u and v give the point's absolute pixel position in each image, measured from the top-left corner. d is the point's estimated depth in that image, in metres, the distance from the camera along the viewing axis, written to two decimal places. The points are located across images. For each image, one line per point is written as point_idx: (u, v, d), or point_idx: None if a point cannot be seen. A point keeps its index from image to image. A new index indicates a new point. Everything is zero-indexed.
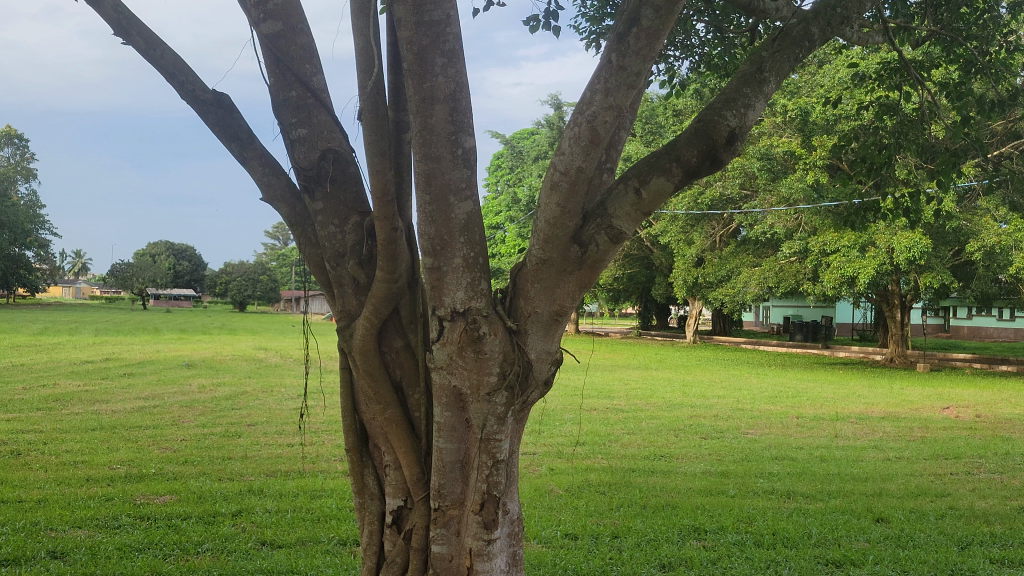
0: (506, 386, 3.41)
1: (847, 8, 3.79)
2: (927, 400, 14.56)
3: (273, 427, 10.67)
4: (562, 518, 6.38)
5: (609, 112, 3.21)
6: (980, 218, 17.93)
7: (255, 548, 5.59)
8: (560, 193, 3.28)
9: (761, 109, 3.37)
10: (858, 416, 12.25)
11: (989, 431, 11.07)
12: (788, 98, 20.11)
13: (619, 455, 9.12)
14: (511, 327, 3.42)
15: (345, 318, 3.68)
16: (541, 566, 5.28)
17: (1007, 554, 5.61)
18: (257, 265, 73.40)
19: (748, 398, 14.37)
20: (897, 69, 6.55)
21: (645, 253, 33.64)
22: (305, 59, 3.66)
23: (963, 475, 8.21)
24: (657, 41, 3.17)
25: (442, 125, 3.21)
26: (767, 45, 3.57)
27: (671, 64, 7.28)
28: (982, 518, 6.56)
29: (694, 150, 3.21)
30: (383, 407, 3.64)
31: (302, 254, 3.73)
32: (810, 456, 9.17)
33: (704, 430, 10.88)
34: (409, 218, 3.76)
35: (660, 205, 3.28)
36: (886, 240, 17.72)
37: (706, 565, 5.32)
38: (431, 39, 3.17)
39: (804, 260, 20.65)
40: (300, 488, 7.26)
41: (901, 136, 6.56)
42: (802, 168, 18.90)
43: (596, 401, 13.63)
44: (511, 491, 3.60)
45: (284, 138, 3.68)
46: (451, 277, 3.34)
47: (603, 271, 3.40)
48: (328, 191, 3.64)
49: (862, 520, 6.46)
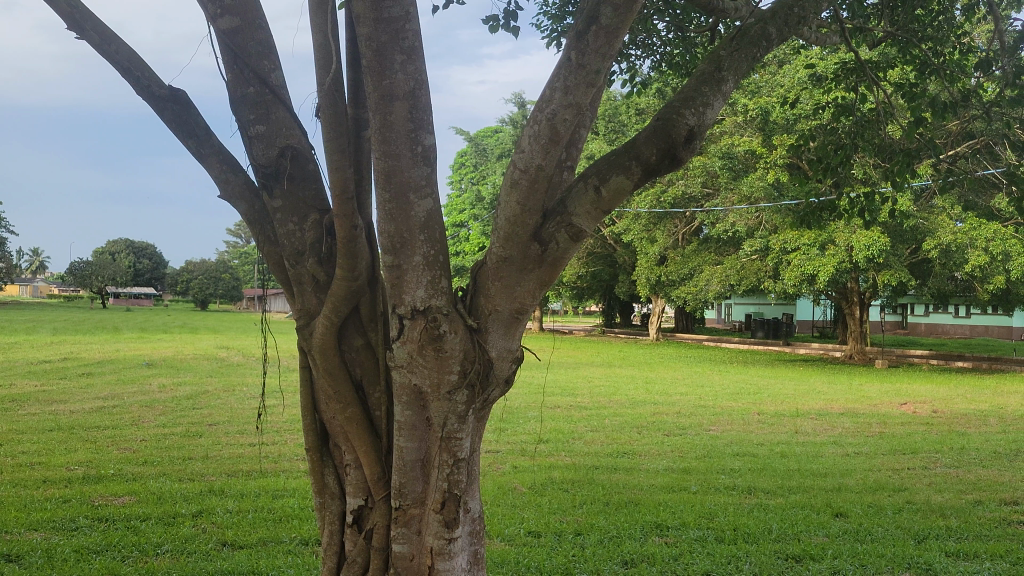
0: (466, 385, 3.40)
1: (804, 8, 3.82)
2: (885, 396, 14.78)
3: (234, 426, 10.57)
4: (525, 517, 6.37)
5: (569, 110, 3.22)
6: (937, 216, 18.23)
7: (216, 549, 5.54)
8: (520, 191, 3.28)
9: (719, 108, 3.39)
10: (818, 412, 12.42)
11: (945, 426, 11.28)
12: (749, 97, 20.28)
13: (582, 452, 9.16)
14: (472, 325, 3.41)
15: (304, 317, 3.65)
16: (504, 564, 5.27)
17: (962, 547, 5.69)
18: (219, 262, 72.74)
19: (710, 395, 14.46)
20: (854, 70, 6.62)
21: (608, 252, 33.76)
22: (263, 55, 3.63)
23: (920, 470, 8.34)
24: (616, 40, 3.20)
25: (401, 122, 3.20)
26: (725, 44, 3.59)
27: (633, 62, 7.32)
28: (939, 513, 6.66)
29: (653, 148, 3.22)
30: (343, 406, 3.61)
31: (261, 251, 3.69)
32: (770, 452, 9.27)
33: (665, 427, 10.93)
34: (369, 216, 3.74)
35: (620, 203, 3.29)
36: (845, 240, 17.98)
37: (668, 562, 5.35)
38: (390, 36, 3.15)
39: (765, 258, 20.87)
40: (262, 487, 7.20)
41: (858, 136, 6.65)
42: (763, 167, 19.06)
43: (560, 398, 13.67)
44: (472, 490, 3.59)
45: (242, 134, 3.64)
46: (411, 275, 3.32)
47: (563, 269, 3.40)
48: (286, 188, 3.60)
49: (822, 515, 6.53)
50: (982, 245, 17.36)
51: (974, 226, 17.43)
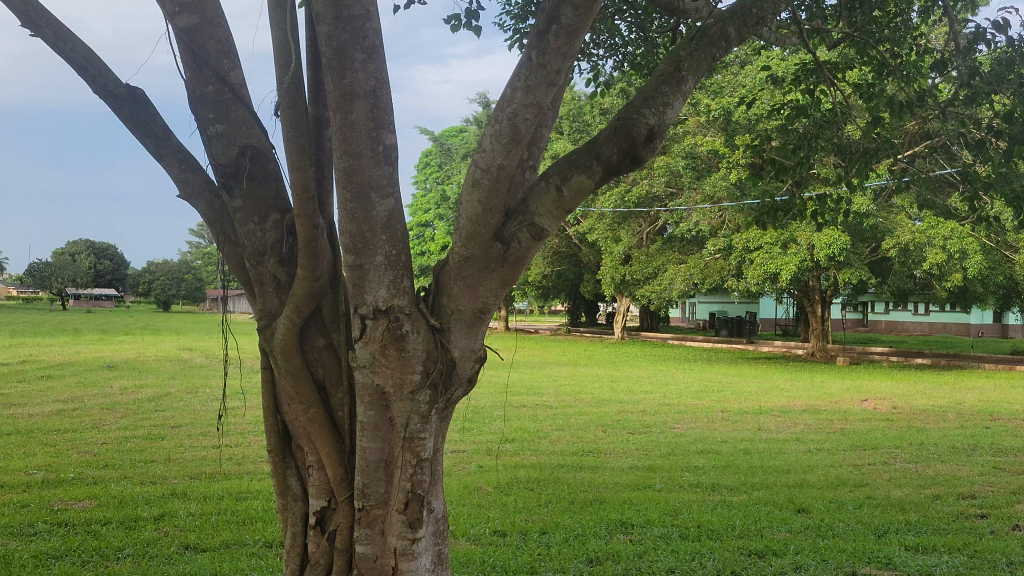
0: (429, 384, 3.40)
1: (762, 9, 3.86)
2: (847, 393, 14.95)
3: (197, 428, 10.48)
4: (490, 516, 6.37)
5: (530, 109, 3.23)
6: (896, 215, 18.50)
7: (178, 553, 5.48)
8: (481, 190, 3.28)
9: (679, 108, 3.41)
10: (781, 409, 12.54)
11: (904, 421, 11.45)
12: (711, 97, 20.45)
13: (548, 451, 9.18)
14: (434, 324, 3.41)
15: (265, 318, 3.63)
16: (470, 564, 5.26)
17: (921, 541, 5.78)
18: (181, 263, 71.97)
19: (674, 393, 14.56)
20: (813, 71, 6.69)
21: (573, 251, 33.87)
22: (222, 54, 3.61)
23: (880, 465, 8.46)
24: (577, 39, 3.21)
25: (362, 122, 3.19)
26: (684, 44, 3.62)
27: (596, 62, 7.35)
28: (898, 507, 6.75)
29: (614, 147, 3.24)
30: (305, 407, 3.59)
31: (221, 252, 3.66)
32: (734, 449, 9.33)
33: (630, 425, 10.97)
34: (331, 216, 3.72)
35: (581, 202, 3.30)
36: (806, 238, 18.19)
37: (633, 559, 5.38)
38: (351, 34, 3.14)
39: (728, 256, 21.05)
40: (225, 490, 7.14)
41: (817, 136, 6.73)
42: (725, 167, 19.23)
43: (525, 398, 13.69)
44: (435, 490, 3.59)
45: (201, 134, 3.60)
46: (374, 275, 3.31)
47: (525, 268, 3.41)
48: (246, 187, 3.58)
49: (785, 511, 6.59)
50: (939, 244, 17.57)
51: (932, 224, 17.66)
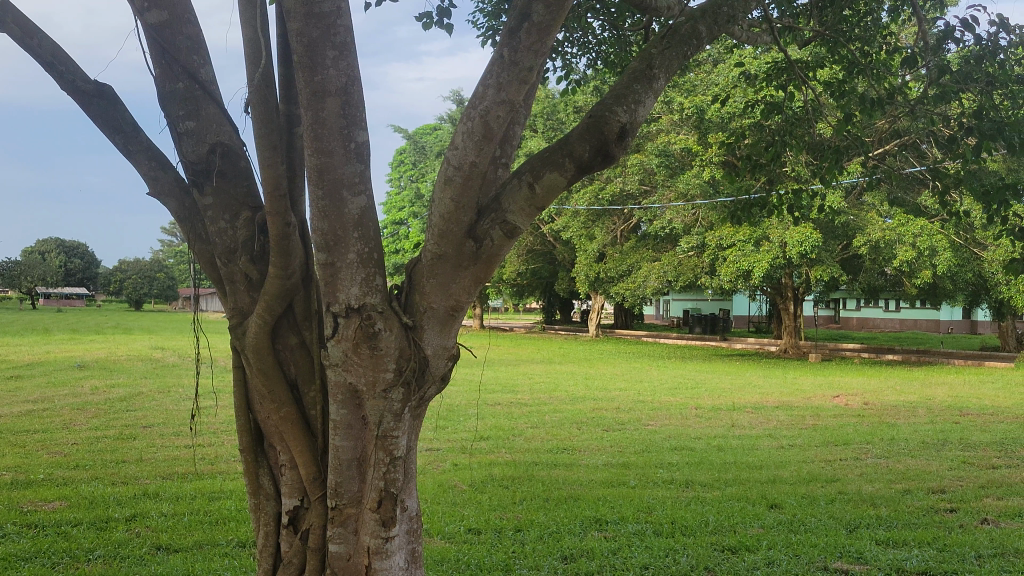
0: (402, 382, 3.39)
1: (733, 7, 3.88)
2: (818, 389, 15.08)
3: (170, 428, 10.40)
4: (465, 514, 6.37)
5: (502, 107, 3.22)
6: (868, 213, 18.69)
7: (150, 554, 5.44)
8: (454, 187, 3.27)
9: (650, 105, 3.42)
10: (754, 406, 12.62)
11: (875, 417, 11.57)
12: (684, 95, 20.53)
13: (522, 449, 9.19)
14: (407, 322, 3.39)
15: (237, 316, 3.61)
16: (444, 562, 5.25)
17: (892, 535, 5.84)
18: (153, 262, 71.29)
19: (648, 390, 14.61)
20: (784, 70, 6.73)
21: (547, 249, 33.92)
22: (192, 50, 3.58)
23: (851, 461, 8.53)
24: (548, 37, 3.21)
25: (334, 119, 3.18)
26: (655, 43, 3.63)
27: (569, 60, 7.36)
28: (869, 502, 6.82)
29: (586, 145, 3.24)
30: (277, 406, 3.57)
31: (191, 250, 3.64)
32: (708, 446, 9.38)
33: (605, 422, 11.00)
34: (303, 213, 3.71)
35: (553, 199, 3.30)
36: (778, 236, 18.32)
37: (607, 556, 5.39)
38: (321, 31, 3.13)
39: (702, 254, 21.16)
40: (198, 489, 7.10)
41: (788, 134, 6.79)
42: (699, 164, 19.35)
43: (500, 396, 13.70)
44: (409, 488, 3.58)
45: (170, 131, 3.58)
46: (345, 273, 3.30)
47: (498, 265, 3.40)
48: (216, 185, 3.55)
49: (757, 506, 6.64)
50: (909, 241, 17.75)
51: (902, 222, 17.84)
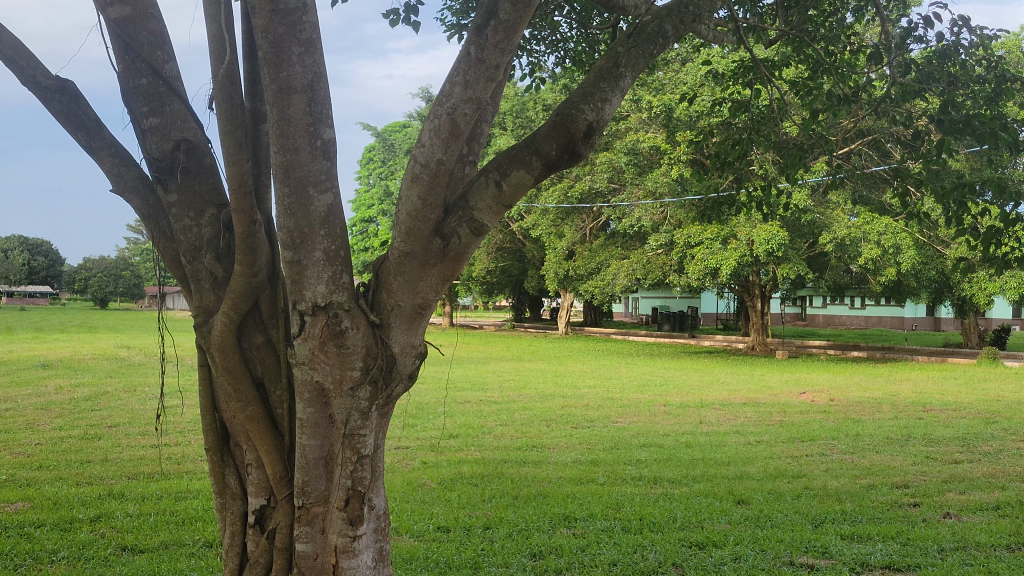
0: (369, 380, 3.38)
1: (698, 6, 3.91)
2: (786, 386, 15.23)
3: (135, 428, 10.27)
4: (434, 512, 6.36)
5: (469, 105, 3.23)
6: (833, 212, 18.91)
7: (115, 554, 5.38)
8: (420, 184, 3.26)
9: (617, 103, 3.44)
10: (722, 403, 12.73)
11: (841, 413, 11.71)
12: (652, 94, 20.62)
13: (492, 447, 9.18)
14: (374, 320, 3.38)
15: (202, 314, 3.59)
16: (412, 561, 5.24)
17: (857, 530, 5.91)
18: (118, 260, 70.30)
19: (617, 387, 14.66)
20: (750, 68, 6.78)
21: (516, 247, 33.94)
22: (156, 46, 3.55)
23: (818, 456, 8.62)
24: (514, 35, 3.23)
25: (299, 116, 3.18)
26: (623, 41, 3.65)
27: (537, 58, 7.38)
28: (835, 497, 6.89)
29: (553, 142, 3.25)
30: (243, 405, 3.55)
31: (155, 249, 3.61)
32: (676, 442, 9.44)
33: (574, 420, 11.03)
34: (269, 211, 3.69)
35: (520, 197, 3.31)
36: (746, 233, 18.48)
37: (576, 553, 5.40)
38: (287, 28, 3.13)
39: (670, 251, 21.26)
40: (164, 489, 7.03)
41: (754, 133, 6.85)
42: (667, 163, 19.45)
43: (470, 394, 13.69)
44: (376, 487, 3.57)
45: (134, 127, 3.55)
46: (312, 270, 3.29)
47: (465, 263, 3.39)
48: (181, 181, 3.52)
49: (725, 502, 6.70)
50: (874, 239, 17.94)
51: (867, 220, 18.04)
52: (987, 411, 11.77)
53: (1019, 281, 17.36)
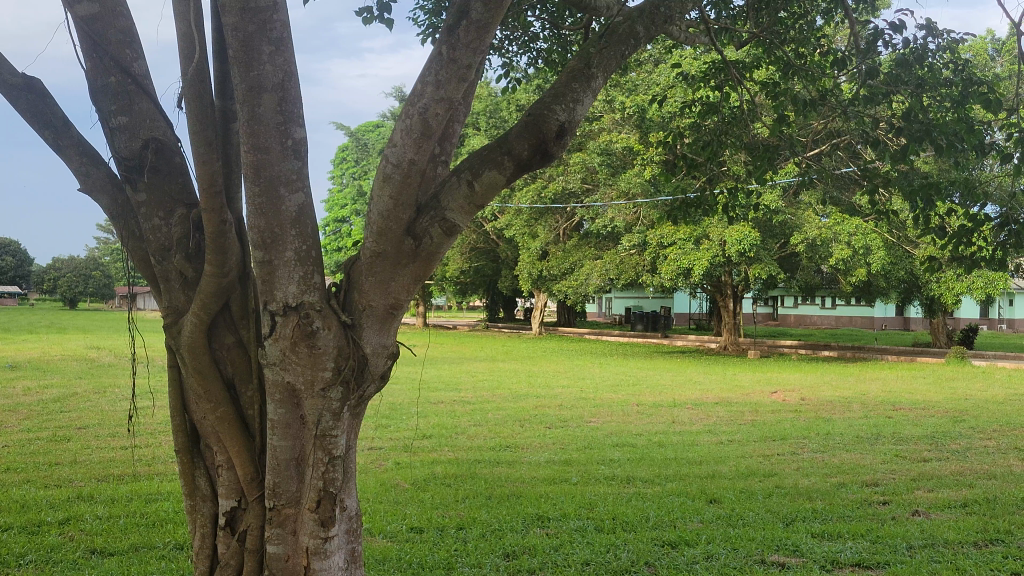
0: (341, 381, 3.35)
1: (670, 8, 3.94)
2: (757, 385, 15.34)
3: (105, 429, 10.15)
4: (406, 513, 6.34)
5: (440, 104, 3.23)
6: (805, 212, 19.09)
7: (84, 558, 5.32)
8: (392, 185, 3.25)
9: (588, 104, 3.45)
10: (695, 402, 12.81)
11: (811, 412, 11.82)
12: (626, 94, 20.68)
13: (465, 447, 9.17)
14: (345, 320, 3.36)
15: (172, 314, 3.56)
16: (385, 562, 5.21)
17: (827, 528, 5.95)
18: (89, 259, 69.61)
19: (591, 387, 14.71)
20: (721, 69, 6.82)
21: (490, 247, 33.93)
22: (124, 43, 3.52)
23: (788, 455, 8.69)
24: (485, 35, 3.24)
25: (270, 115, 3.17)
26: (595, 42, 3.66)
27: (511, 58, 7.38)
28: (806, 496, 6.95)
29: (525, 143, 3.26)
30: (214, 405, 3.52)
31: (124, 248, 3.57)
32: (649, 442, 9.49)
33: (547, 419, 11.05)
34: (239, 210, 3.68)
35: (492, 197, 3.31)
36: (718, 233, 18.60)
37: (549, 552, 5.41)
38: (257, 26, 3.13)
39: (643, 252, 21.35)
40: (134, 492, 6.96)
41: (725, 133, 6.90)
42: (640, 163, 19.54)
43: (443, 394, 13.68)
44: (348, 488, 3.56)
45: (102, 126, 3.52)
46: (283, 271, 3.27)
47: (437, 263, 3.38)
48: (150, 181, 3.49)
49: (697, 502, 6.72)
50: (844, 240, 18.11)
51: (838, 221, 18.21)
52: (955, 409, 11.91)
53: (985, 281, 17.59)
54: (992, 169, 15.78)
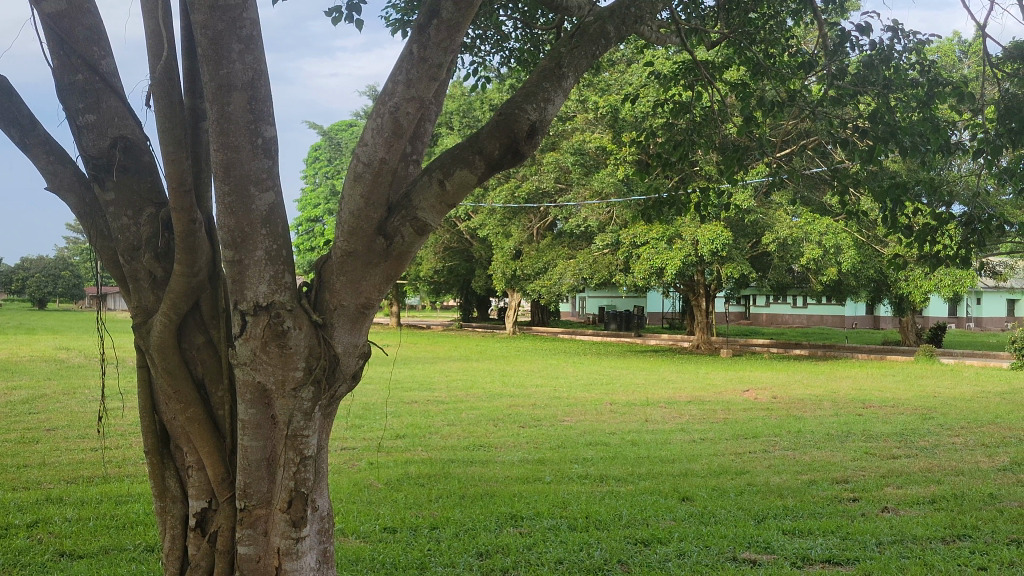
0: (312, 381, 3.35)
1: (640, 8, 3.95)
2: (729, 384, 15.44)
3: (74, 431, 10.05)
4: (379, 513, 6.32)
5: (412, 103, 3.23)
6: (776, 212, 19.25)
7: (53, 561, 5.27)
8: (363, 184, 3.24)
9: (560, 104, 3.47)
10: (667, 401, 12.87)
11: (783, 410, 11.92)
12: (598, 94, 20.74)
13: (438, 447, 9.15)
14: (317, 320, 3.35)
15: (141, 314, 3.53)
16: (358, 562, 5.20)
17: (797, 525, 6.00)
18: (58, 259, 68.97)
19: (564, 386, 14.72)
20: (691, 69, 6.87)
21: (464, 247, 33.91)
22: (92, 41, 3.50)
23: (760, 453, 8.76)
24: (457, 34, 3.25)
25: (240, 113, 3.16)
26: (566, 41, 3.68)
27: (483, 57, 7.38)
28: (777, 493, 7.00)
29: (496, 142, 3.27)
30: (184, 406, 3.49)
31: (92, 247, 3.54)
32: (622, 440, 9.52)
33: (520, 419, 11.05)
34: (209, 209, 3.66)
35: (464, 196, 3.32)
36: (690, 233, 18.71)
37: (522, 551, 5.42)
38: (227, 24, 3.12)
39: (616, 251, 21.41)
40: (104, 494, 6.88)
41: (696, 134, 6.96)
42: (613, 163, 19.59)
43: (416, 394, 13.64)
44: (320, 488, 3.54)
45: (69, 124, 3.49)
46: (253, 270, 3.26)
47: (409, 263, 3.38)
48: (118, 180, 3.46)
49: (670, 499, 6.75)
50: (815, 239, 18.26)
51: (809, 221, 18.36)
52: (924, 407, 12.06)
53: (953, 280, 17.82)
54: (960, 169, 15.95)
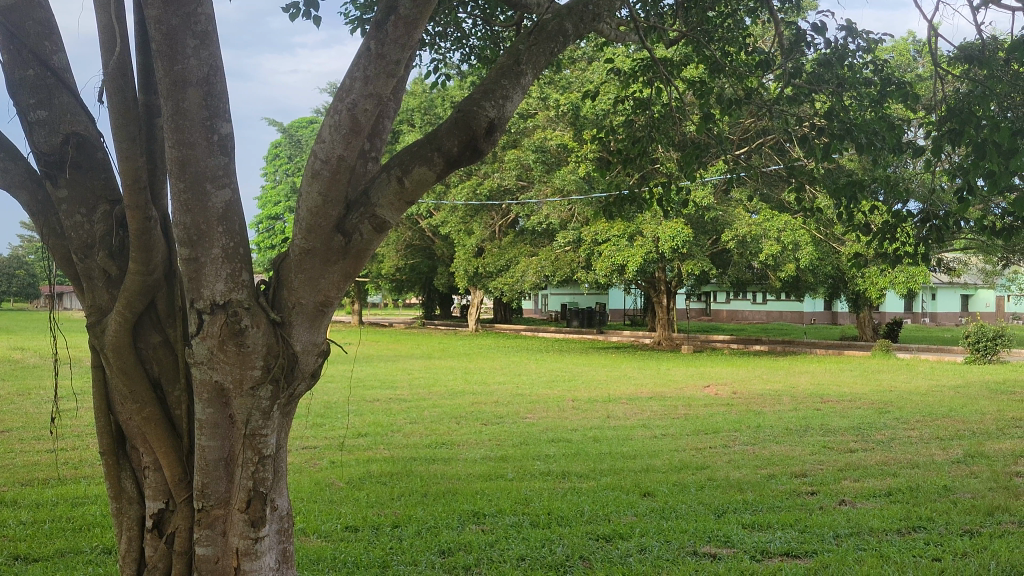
0: (270, 379, 3.32)
1: (597, 6, 3.98)
2: (690, 379, 15.56)
3: (29, 432, 9.87)
4: (341, 512, 6.29)
5: (368, 100, 3.23)
6: (735, 209, 19.47)
7: (8, 564, 5.18)
8: (321, 181, 3.22)
9: (517, 101, 3.47)
10: (629, 397, 12.94)
11: (743, 405, 12.04)
12: (559, 92, 20.81)
13: (400, 445, 9.11)
14: (275, 318, 3.32)
15: (95, 313, 3.48)
16: (319, 561, 5.16)
17: (757, 519, 6.05)
18: (13, 257, 67.89)
19: (526, 384, 14.75)
20: (649, 66, 6.90)
21: (426, 244, 33.83)
22: (43, 36, 3.46)
23: (720, 448, 8.83)
24: (414, 31, 3.25)
25: (195, 109, 3.13)
26: (523, 38, 3.68)
27: (443, 54, 7.36)
28: (736, 487, 7.07)
29: (454, 139, 3.26)
30: (140, 406, 3.45)
31: (45, 245, 3.48)
32: (584, 437, 9.54)
33: (483, 416, 11.04)
34: (164, 207, 3.63)
35: (422, 194, 3.30)
36: (651, 231, 18.83)
37: (484, 549, 5.41)
38: (181, 20, 3.09)
39: (577, 248, 21.48)
40: (60, 496, 6.78)
41: (655, 131, 7.00)
42: (574, 161, 19.68)
43: (378, 392, 13.57)
44: (279, 488, 3.51)
45: (21, 120, 3.44)
46: (210, 268, 3.23)
47: (367, 261, 3.36)
48: (70, 177, 3.42)
49: (631, 495, 6.79)
50: (774, 236, 18.48)
51: (768, 218, 18.60)
52: (880, 401, 12.23)
53: (907, 276, 18.10)
54: (913, 166, 16.20)
